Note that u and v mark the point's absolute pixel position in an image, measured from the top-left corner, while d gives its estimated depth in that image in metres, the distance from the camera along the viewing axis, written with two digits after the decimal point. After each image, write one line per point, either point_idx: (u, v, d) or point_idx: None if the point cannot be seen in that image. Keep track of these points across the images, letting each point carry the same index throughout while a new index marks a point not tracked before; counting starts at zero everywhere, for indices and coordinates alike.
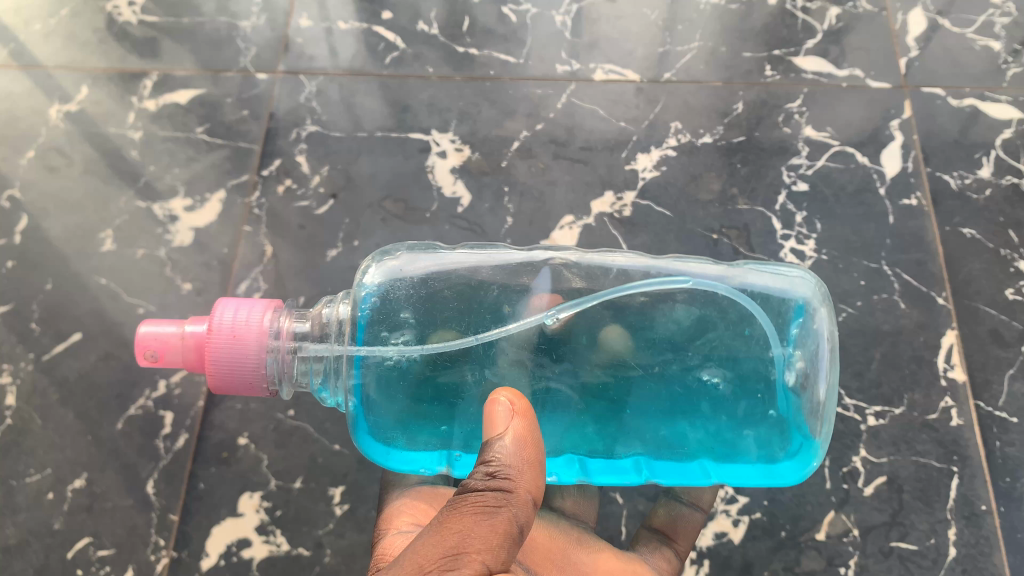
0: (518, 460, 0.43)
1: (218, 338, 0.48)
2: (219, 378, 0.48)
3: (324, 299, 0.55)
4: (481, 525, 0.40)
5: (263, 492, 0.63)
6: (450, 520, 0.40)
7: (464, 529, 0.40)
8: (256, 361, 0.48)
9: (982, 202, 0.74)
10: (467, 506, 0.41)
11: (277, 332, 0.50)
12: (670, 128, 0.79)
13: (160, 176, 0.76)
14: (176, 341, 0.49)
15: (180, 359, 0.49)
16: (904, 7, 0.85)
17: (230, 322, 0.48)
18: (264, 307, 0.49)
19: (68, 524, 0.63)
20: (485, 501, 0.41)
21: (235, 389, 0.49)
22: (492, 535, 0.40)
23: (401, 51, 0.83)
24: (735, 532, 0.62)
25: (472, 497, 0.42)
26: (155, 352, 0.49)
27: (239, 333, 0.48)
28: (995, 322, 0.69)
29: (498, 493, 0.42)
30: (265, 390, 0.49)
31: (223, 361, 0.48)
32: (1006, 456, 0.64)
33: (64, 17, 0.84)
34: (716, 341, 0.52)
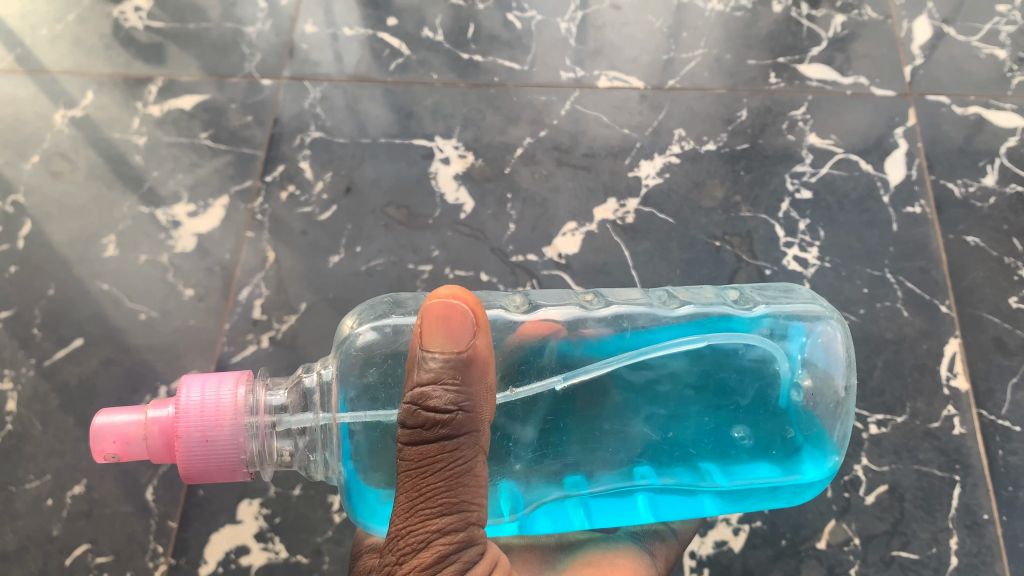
0: (479, 385, 0.42)
1: (188, 422, 0.45)
2: (192, 466, 0.45)
3: (302, 366, 0.52)
4: (467, 483, 0.42)
5: (262, 498, 0.63)
6: (439, 487, 0.41)
7: (459, 498, 0.41)
8: (236, 442, 0.46)
9: (986, 210, 0.74)
10: (448, 467, 0.41)
11: (251, 407, 0.47)
12: (673, 135, 0.79)
13: (164, 182, 0.77)
14: (139, 432, 0.45)
15: (143, 451, 0.45)
16: (909, 15, 0.84)
17: (199, 403, 0.45)
18: (232, 381, 0.47)
19: (67, 530, 0.63)
20: (464, 458, 0.41)
21: (209, 477, 0.46)
22: (477, 487, 0.42)
23: (406, 57, 0.83)
24: (735, 541, 0.62)
25: (447, 452, 0.41)
26: (116, 445, 0.45)
27: (211, 414, 0.45)
28: (998, 330, 0.69)
29: (472, 440, 0.42)
30: (242, 473, 0.47)
31: (198, 447, 0.45)
32: (1009, 465, 0.64)
33: (70, 23, 0.85)
34: (722, 366, 0.53)
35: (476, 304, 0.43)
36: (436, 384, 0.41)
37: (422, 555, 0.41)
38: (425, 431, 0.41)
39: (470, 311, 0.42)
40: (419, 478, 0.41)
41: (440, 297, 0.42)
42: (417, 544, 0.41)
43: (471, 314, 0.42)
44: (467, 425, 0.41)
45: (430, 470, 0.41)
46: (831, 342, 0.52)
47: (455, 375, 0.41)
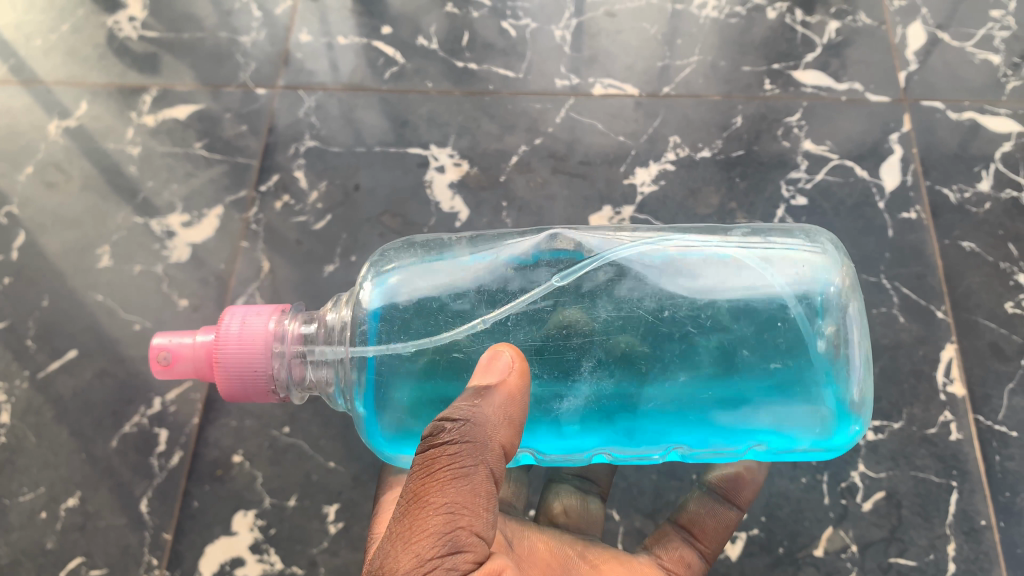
0: (493, 407, 0.45)
1: (225, 347, 0.50)
2: (228, 387, 0.51)
3: (331, 300, 0.56)
4: (462, 491, 0.42)
5: (257, 510, 0.63)
6: (429, 487, 0.42)
7: (449, 502, 0.41)
8: (263, 367, 0.50)
9: (982, 215, 0.74)
10: (441, 469, 0.42)
11: (283, 337, 0.52)
12: (669, 142, 0.79)
13: (159, 192, 0.77)
14: (190, 353, 0.51)
15: (195, 369, 0.52)
16: (904, 20, 0.85)
17: (236, 330, 0.51)
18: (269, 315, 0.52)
19: (61, 543, 0.63)
20: (461, 462, 0.42)
21: (245, 397, 0.51)
22: (474, 499, 0.42)
23: (401, 65, 0.83)
24: (732, 549, 0.62)
25: (446, 455, 0.42)
26: (173, 362, 0.51)
27: (246, 341, 0.50)
28: (995, 335, 0.69)
29: (473, 449, 0.43)
30: (275, 395, 0.52)
31: (232, 370, 0.50)
32: (1006, 471, 0.64)
33: (65, 33, 0.84)
34: (744, 307, 0.51)
35: (518, 355, 0.47)
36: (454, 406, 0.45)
37: (402, 557, 0.40)
38: (432, 436, 0.43)
39: (513, 354, 0.47)
40: (417, 482, 0.42)
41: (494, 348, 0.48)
42: (400, 545, 0.40)
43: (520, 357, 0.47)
44: (467, 433, 0.43)
45: (427, 476, 0.42)
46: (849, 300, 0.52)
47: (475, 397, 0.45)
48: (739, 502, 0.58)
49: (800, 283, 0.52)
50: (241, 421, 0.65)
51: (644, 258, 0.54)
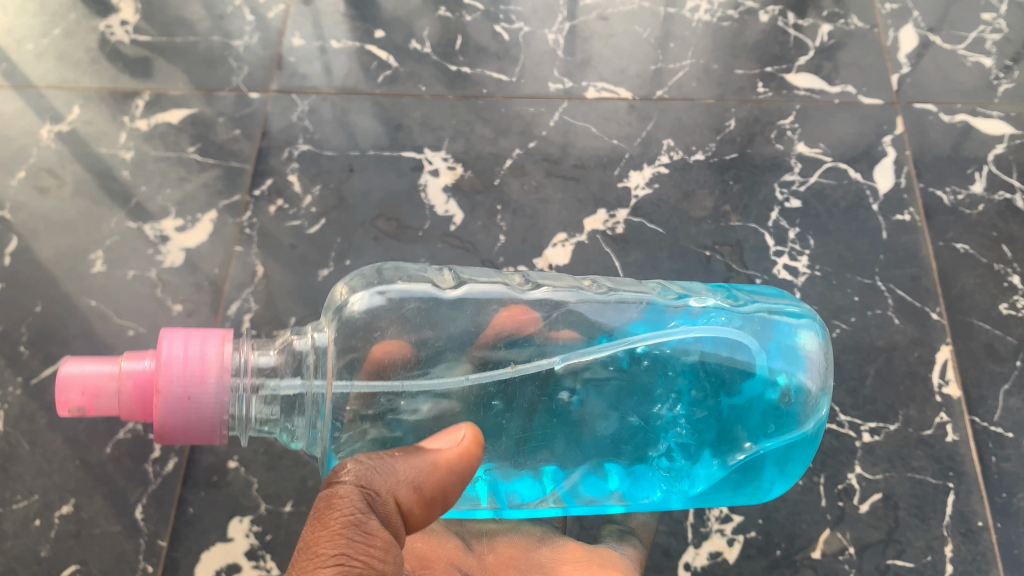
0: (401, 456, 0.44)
1: (164, 375, 0.44)
2: (167, 423, 0.45)
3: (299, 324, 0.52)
4: (353, 541, 0.41)
5: (252, 516, 0.62)
6: (322, 535, 0.41)
7: (344, 553, 0.40)
8: (213, 400, 0.45)
9: (975, 217, 0.74)
10: (335, 515, 0.41)
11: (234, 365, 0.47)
12: (662, 145, 0.79)
13: (152, 197, 0.76)
14: (115, 385, 0.45)
15: (111, 403, 0.45)
16: (895, 24, 0.85)
17: (180, 356, 0.45)
18: (218, 339, 0.46)
19: (55, 550, 0.62)
20: (355, 510, 0.41)
21: (186, 436, 0.46)
22: (369, 550, 0.41)
23: (394, 69, 0.83)
24: (730, 552, 0.62)
25: (340, 504, 0.42)
26: (86, 396, 0.44)
27: (194, 370, 0.45)
28: (989, 337, 0.69)
29: (369, 498, 0.42)
30: (219, 434, 0.46)
31: (174, 403, 0.44)
32: (1002, 471, 0.64)
33: (56, 37, 0.84)
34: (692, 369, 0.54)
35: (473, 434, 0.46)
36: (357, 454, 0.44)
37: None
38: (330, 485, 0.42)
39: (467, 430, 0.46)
40: (309, 532, 0.41)
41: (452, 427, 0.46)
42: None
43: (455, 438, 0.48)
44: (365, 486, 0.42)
45: (320, 525, 0.41)
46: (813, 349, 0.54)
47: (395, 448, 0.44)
48: None
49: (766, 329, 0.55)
50: None
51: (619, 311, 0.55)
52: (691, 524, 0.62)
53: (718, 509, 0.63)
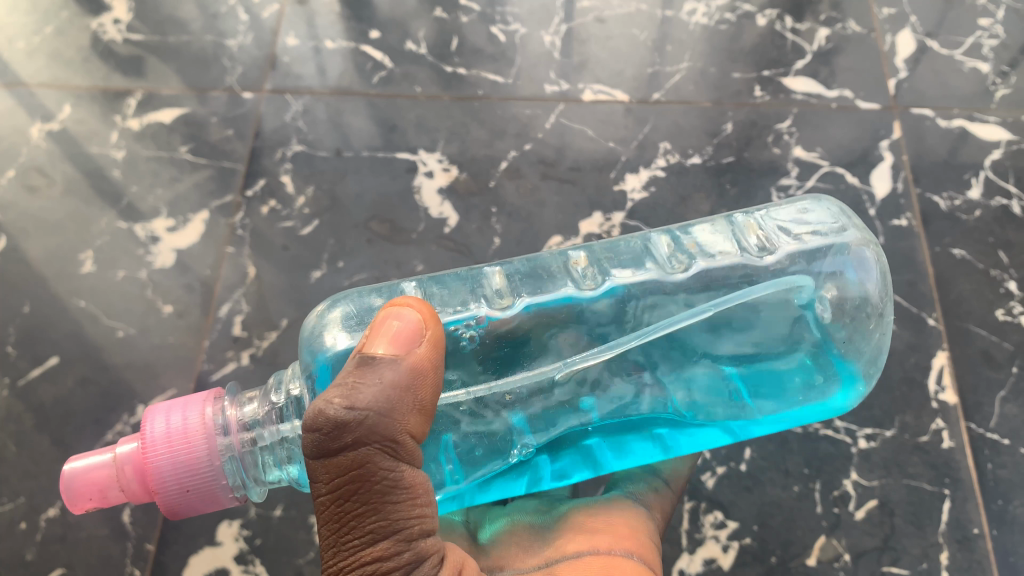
0: (377, 389, 0.39)
1: (157, 453, 0.44)
2: (174, 501, 0.44)
3: (273, 379, 0.51)
4: (398, 503, 0.40)
5: (242, 520, 0.62)
6: (359, 515, 0.40)
7: (395, 518, 0.40)
8: (209, 469, 0.45)
9: (971, 222, 0.74)
10: (362, 490, 0.39)
11: (223, 426, 0.46)
12: (659, 148, 0.78)
13: (143, 197, 0.76)
14: (116, 475, 0.44)
15: (115, 492, 0.44)
16: (893, 28, 0.85)
17: (164, 433, 0.44)
18: (199, 405, 0.46)
19: (40, 554, 0.61)
20: (384, 475, 0.39)
21: (194, 507, 0.45)
22: (414, 505, 0.40)
23: (389, 70, 0.83)
24: (725, 558, 0.61)
25: (355, 470, 0.39)
26: (92, 491, 0.44)
27: (181, 442, 0.44)
28: (985, 343, 0.68)
29: (387, 452, 0.39)
30: (227, 498, 0.46)
31: (175, 479, 0.44)
32: (997, 479, 0.63)
33: (48, 35, 0.83)
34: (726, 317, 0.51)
35: (428, 318, 0.43)
36: (326, 396, 0.39)
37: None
38: (330, 447, 0.39)
39: (414, 315, 0.42)
40: (335, 505, 0.40)
41: (399, 307, 0.43)
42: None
43: (422, 323, 0.42)
44: (373, 441, 0.39)
45: (341, 493, 0.39)
46: (860, 259, 0.51)
47: (378, 377, 0.39)
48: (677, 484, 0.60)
49: (806, 255, 0.52)
50: None
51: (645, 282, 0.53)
52: (686, 530, 0.62)
53: (712, 516, 0.62)
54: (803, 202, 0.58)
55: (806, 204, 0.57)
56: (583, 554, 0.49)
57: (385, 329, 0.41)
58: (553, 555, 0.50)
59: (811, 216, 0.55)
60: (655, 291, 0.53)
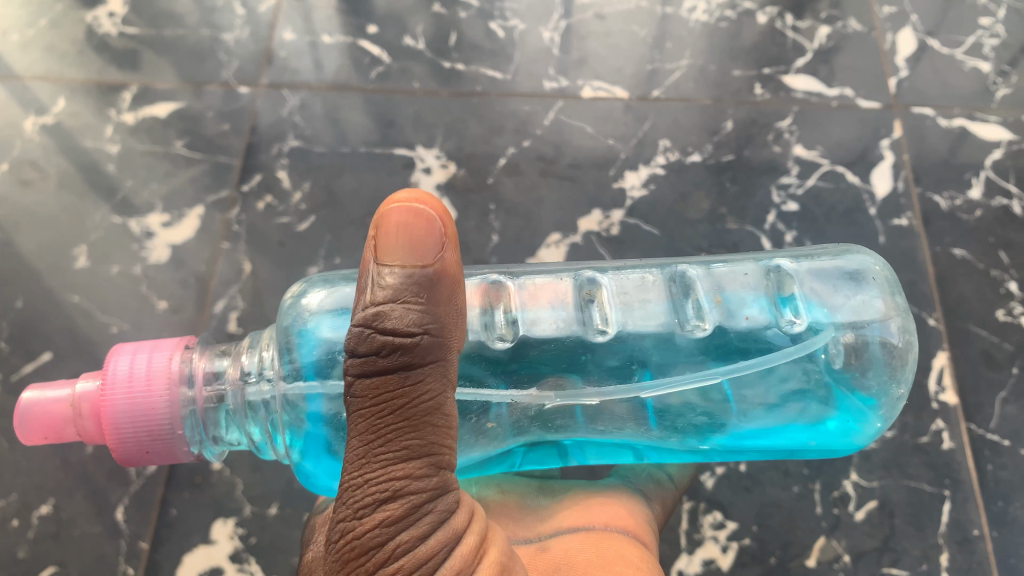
0: (433, 302, 0.39)
1: (114, 396, 0.46)
2: (123, 446, 0.46)
3: (247, 341, 0.52)
4: (439, 426, 0.39)
5: (237, 518, 0.61)
6: (399, 429, 0.38)
7: (429, 440, 0.38)
8: (166, 416, 0.46)
9: (972, 222, 0.74)
10: (409, 403, 0.38)
11: (189, 376, 0.48)
12: (658, 146, 0.78)
13: (138, 191, 0.75)
14: (71, 410, 0.46)
15: (68, 427, 0.46)
16: (894, 27, 0.84)
17: (126, 375, 0.46)
18: (166, 353, 0.48)
19: (33, 552, 0.61)
20: (432, 393, 0.38)
21: (150, 454, 0.47)
22: (449, 431, 0.39)
23: (387, 65, 0.82)
24: (724, 559, 0.61)
25: (406, 384, 0.38)
26: (44, 421, 0.46)
27: (140, 386, 0.46)
28: (986, 344, 0.68)
29: (435, 369, 0.39)
30: (183, 449, 0.48)
31: (127, 424, 0.46)
32: (998, 480, 0.63)
33: (42, 28, 0.82)
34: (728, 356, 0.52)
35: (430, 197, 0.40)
36: (374, 310, 0.38)
37: (392, 507, 0.37)
38: (379, 356, 0.38)
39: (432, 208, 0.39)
40: (376, 417, 0.38)
41: (410, 194, 0.40)
42: (388, 494, 0.37)
43: (446, 227, 0.40)
44: (427, 353, 0.38)
45: (383, 405, 0.38)
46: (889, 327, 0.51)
47: (420, 289, 0.38)
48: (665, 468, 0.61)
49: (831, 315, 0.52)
50: None
51: (658, 326, 0.53)
52: (685, 531, 0.61)
53: (712, 516, 0.62)
54: (841, 254, 0.56)
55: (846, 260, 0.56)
56: (578, 530, 0.50)
57: (402, 232, 0.39)
58: (547, 530, 0.51)
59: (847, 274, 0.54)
60: (664, 343, 0.52)
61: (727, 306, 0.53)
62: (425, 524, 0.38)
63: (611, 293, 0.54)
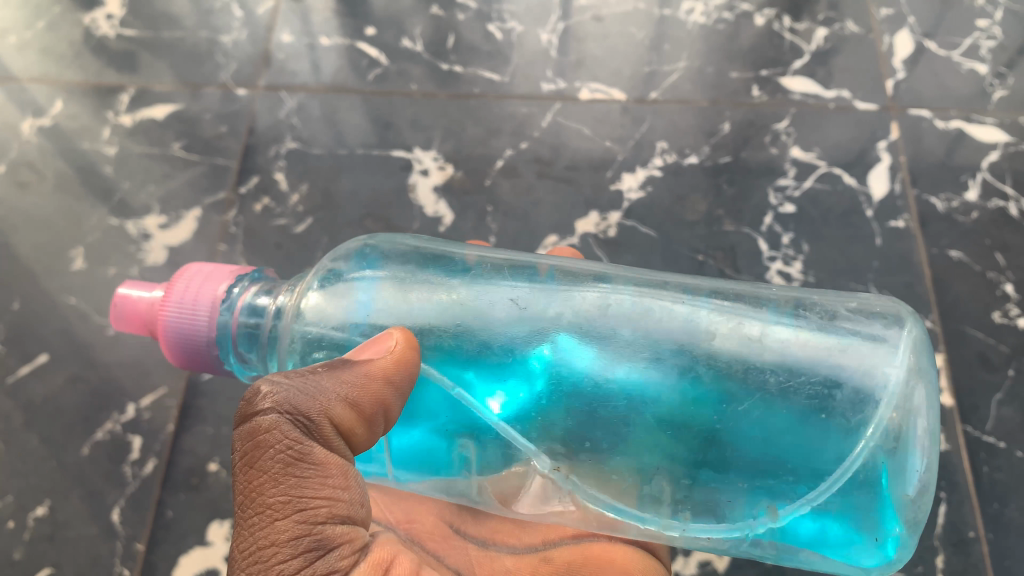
0: (304, 378, 0.41)
1: (169, 306, 0.50)
2: (173, 351, 0.50)
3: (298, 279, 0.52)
4: (305, 479, 0.39)
5: (233, 520, 0.61)
6: (263, 484, 0.38)
7: (307, 497, 0.39)
8: (203, 335, 0.49)
9: (969, 225, 0.74)
10: (267, 459, 0.39)
11: (235, 304, 0.50)
12: (655, 148, 0.78)
13: (135, 193, 0.75)
14: (144, 309, 0.51)
15: (140, 323, 0.51)
16: (891, 29, 0.84)
17: (186, 290, 0.50)
18: (225, 277, 0.51)
19: (28, 554, 0.61)
20: (293, 449, 0.39)
21: (189, 365, 0.50)
22: (323, 484, 0.39)
23: (384, 67, 0.82)
24: (720, 560, 0.61)
25: (265, 447, 0.39)
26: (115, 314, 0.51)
27: (191, 302, 0.50)
28: (983, 346, 0.68)
29: (300, 430, 0.39)
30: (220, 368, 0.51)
31: (172, 331, 0.49)
32: (993, 481, 0.63)
33: (40, 31, 0.83)
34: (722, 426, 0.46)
35: (406, 337, 0.45)
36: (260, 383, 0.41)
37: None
38: (248, 419, 0.40)
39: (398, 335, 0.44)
40: (245, 481, 0.39)
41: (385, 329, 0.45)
42: (261, 564, 0.37)
43: (388, 339, 0.44)
44: (287, 414, 0.39)
45: (250, 469, 0.39)
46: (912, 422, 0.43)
47: (354, 379, 0.42)
48: None
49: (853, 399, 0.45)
50: (217, 429, 0.64)
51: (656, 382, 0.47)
52: None
53: None
54: (911, 335, 0.47)
55: (907, 337, 0.47)
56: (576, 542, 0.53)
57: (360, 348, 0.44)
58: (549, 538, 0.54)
59: (901, 360, 0.46)
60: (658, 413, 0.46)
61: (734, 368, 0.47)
62: None
63: (616, 361, 0.47)
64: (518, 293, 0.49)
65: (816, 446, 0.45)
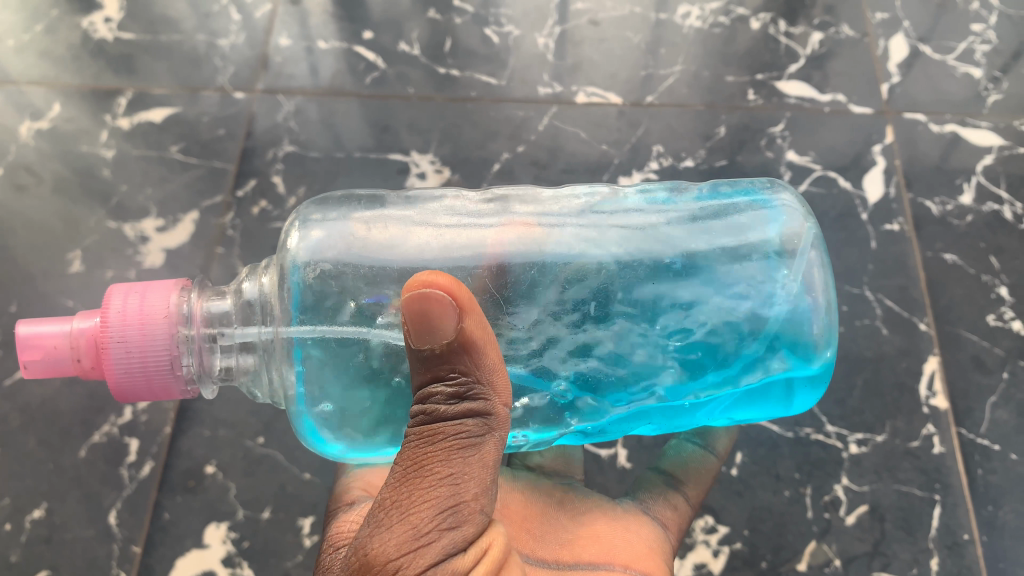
0: (448, 366, 0.40)
1: (113, 333, 0.44)
2: (120, 382, 0.44)
3: (247, 269, 0.51)
4: (468, 461, 0.40)
5: (230, 522, 0.61)
6: (442, 459, 0.40)
7: (457, 473, 0.40)
8: (166, 355, 0.45)
9: (963, 228, 0.74)
10: (451, 440, 0.40)
11: (188, 314, 0.46)
12: (652, 151, 0.78)
13: (133, 196, 0.75)
14: (64, 344, 0.44)
15: (61, 364, 0.45)
16: (886, 33, 0.85)
17: (129, 311, 0.45)
18: (169, 289, 0.46)
19: (25, 556, 0.61)
20: (467, 434, 0.41)
21: (146, 392, 0.46)
22: (481, 471, 0.41)
23: (382, 71, 0.82)
24: (715, 563, 0.61)
25: (450, 427, 0.40)
26: (36, 354, 0.44)
27: (141, 323, 0.45)
28: (977, 348, 0.68)
29: (478, 420, 0.41)
30: (180, 389, 0.46)
31: (122, 359, 0.44)
32: (988, 484, 0.63)
33: (38, 33, 0.83)
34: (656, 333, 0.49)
35: (452, 283, 0.40)
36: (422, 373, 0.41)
37: (398, 528, 0.38)
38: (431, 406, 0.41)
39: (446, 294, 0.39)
40: (417, 451, 0.40)
41: (420, 284, 0.39)
42: (398, 515, 0.39)
43: (453, 300, 0.39)
44: (473, 409, 0.41)
45: (427, 444, 0.40)
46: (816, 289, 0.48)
47: (456, 365, 0.40)
48: (719, 451, 0.59)
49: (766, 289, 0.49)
50: (215, 430, 0.64)
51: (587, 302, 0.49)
52: None
53: (703, 520, 0.62)
54: (790, 206, 0.51)
55: (792, 210, 0.51)
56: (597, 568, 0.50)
57: (423, 323, 0.39)
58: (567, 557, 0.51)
59: (789, 231, 0.50)
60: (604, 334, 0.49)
61: (658, 279, 0.49)
62: (429, 552, 0.38)
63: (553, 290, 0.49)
64: (426, 234, 0.49)
65: (740, 343, 0.48)
